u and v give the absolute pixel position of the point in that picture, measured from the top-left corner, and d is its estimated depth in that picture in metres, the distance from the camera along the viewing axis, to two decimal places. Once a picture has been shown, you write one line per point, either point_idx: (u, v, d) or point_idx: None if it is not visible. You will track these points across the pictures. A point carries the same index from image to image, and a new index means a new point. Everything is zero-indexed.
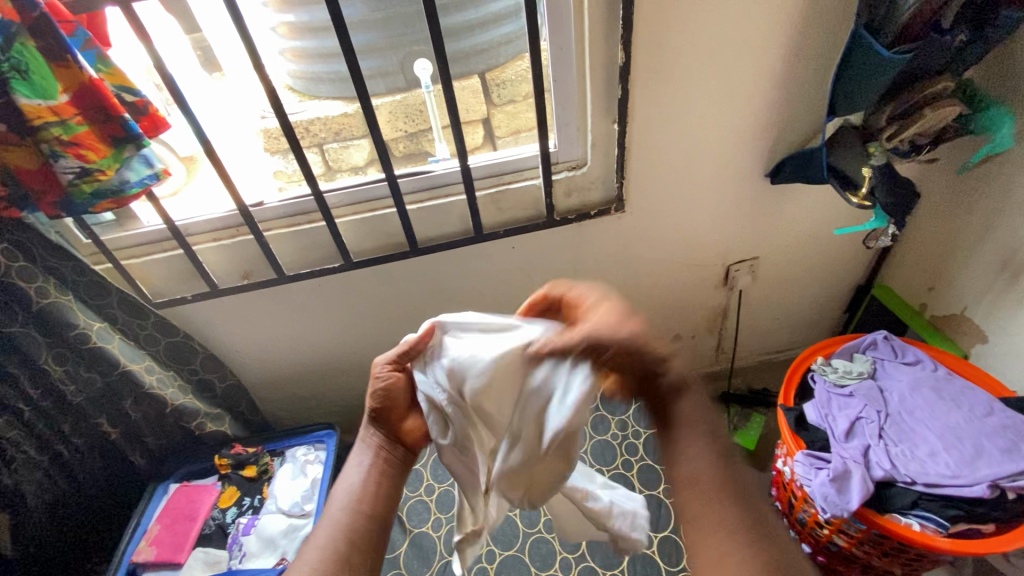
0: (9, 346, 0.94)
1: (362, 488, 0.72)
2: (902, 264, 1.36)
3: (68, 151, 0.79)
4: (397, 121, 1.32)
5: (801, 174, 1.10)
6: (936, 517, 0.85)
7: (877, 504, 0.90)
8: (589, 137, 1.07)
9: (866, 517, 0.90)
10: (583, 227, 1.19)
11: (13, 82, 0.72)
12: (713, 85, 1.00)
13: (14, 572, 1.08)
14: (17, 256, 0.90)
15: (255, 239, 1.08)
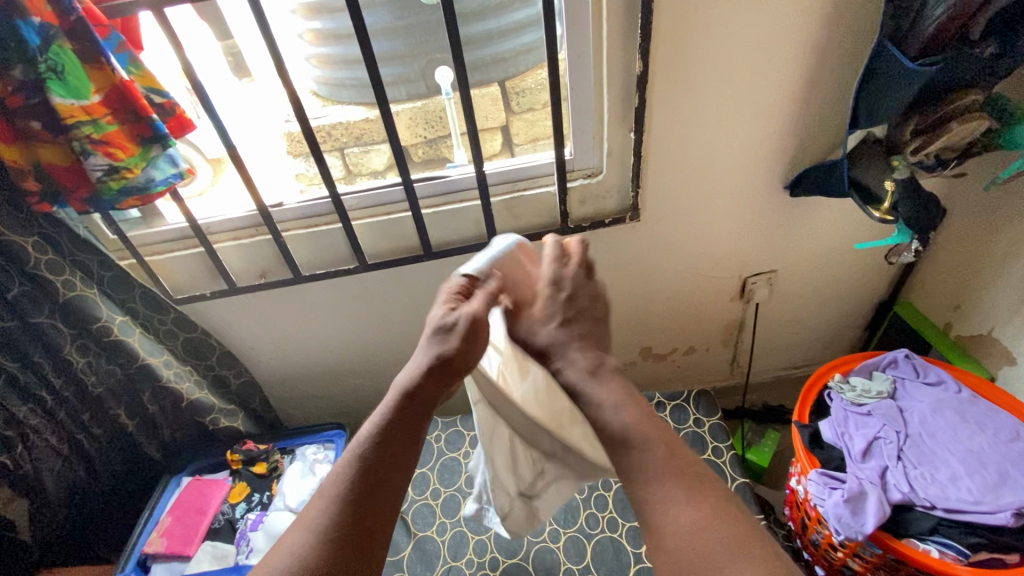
0: (35, 335, 0.97)
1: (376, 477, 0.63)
2: (927, 281, 1.32)
3: (97, 148, 0.81)
4: (416, 127, 1.35)
5: (821, 187, 1.08)
6: (956, 544, 0.83)
7: (893, 528, 0.87)
8: (605, 146, 1.07)
9: (882, 541, 0.86)
10: (597, 236, 1.19)
11: (48, 82, 0.75)
12: (732, 95, 0.99)
13: (32, 555, 1.11)
14: (47, 249, 0.94)
15: (273, 239, 1.11)
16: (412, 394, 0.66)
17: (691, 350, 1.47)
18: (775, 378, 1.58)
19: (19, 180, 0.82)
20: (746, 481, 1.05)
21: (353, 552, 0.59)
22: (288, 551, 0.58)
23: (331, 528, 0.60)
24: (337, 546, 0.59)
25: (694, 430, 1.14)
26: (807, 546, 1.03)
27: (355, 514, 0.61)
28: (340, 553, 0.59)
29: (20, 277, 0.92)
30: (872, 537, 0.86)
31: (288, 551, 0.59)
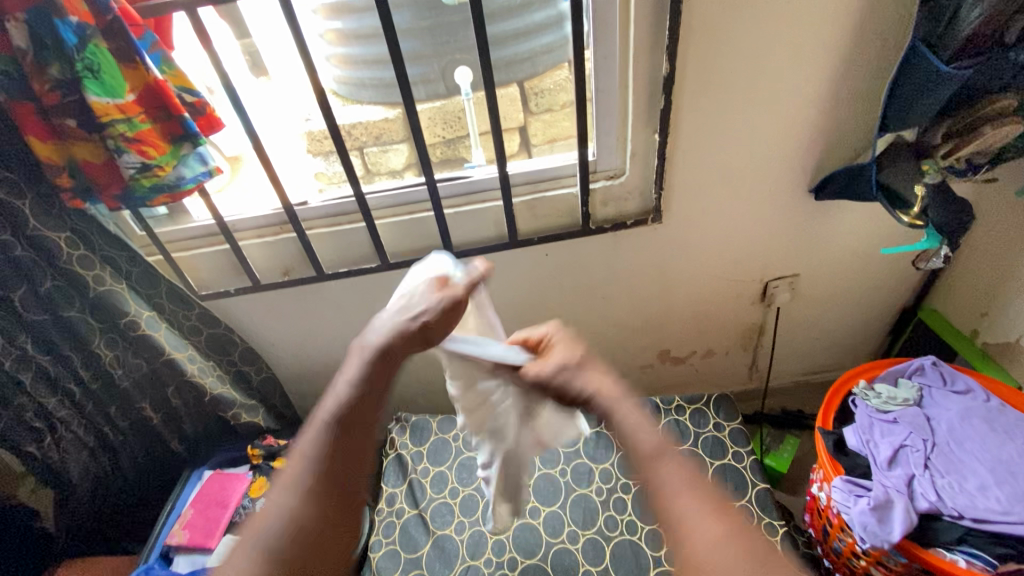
0: (66, 329, 0.99)
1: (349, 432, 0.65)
2: (953, 288, 1.30)
3: (131, 146, 0.83)
4: (436, 127, 1.35)
5: (849, 190, 1.07)
6: (985, 555, 0.82)
7: (920, 538, 0.85)
8: (628, 147, 1.07)
9: (909, 550, 0.85)
10: (618, 237, 1.19)
11: (85, 81, 0.76)
12: (759, 97, 0.99)
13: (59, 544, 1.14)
14: (79, 244, 0.95)
15: (297, 238, 1.12)
16: (388, 353, 0.68)
17: (709, 353, 1.46)
18: (794, 383, 1.57)
19: (54, 176, 0.85)
20: (766, 488, 1.04)
21: (341, 502, 0.63)
22: (279, 504, 0.60)
23: (320, 481, 0.63)
24: (320, 500, 0.62)
25: (713, 434, 1.13)
26: (828, 553, 1.02)
27: (340, 466, 0.64)
28: (331, 504, 0.62)
29: (52, 271, 0.94)
30: (898, 547, 0.85)
31: (274, 513, 0.61)
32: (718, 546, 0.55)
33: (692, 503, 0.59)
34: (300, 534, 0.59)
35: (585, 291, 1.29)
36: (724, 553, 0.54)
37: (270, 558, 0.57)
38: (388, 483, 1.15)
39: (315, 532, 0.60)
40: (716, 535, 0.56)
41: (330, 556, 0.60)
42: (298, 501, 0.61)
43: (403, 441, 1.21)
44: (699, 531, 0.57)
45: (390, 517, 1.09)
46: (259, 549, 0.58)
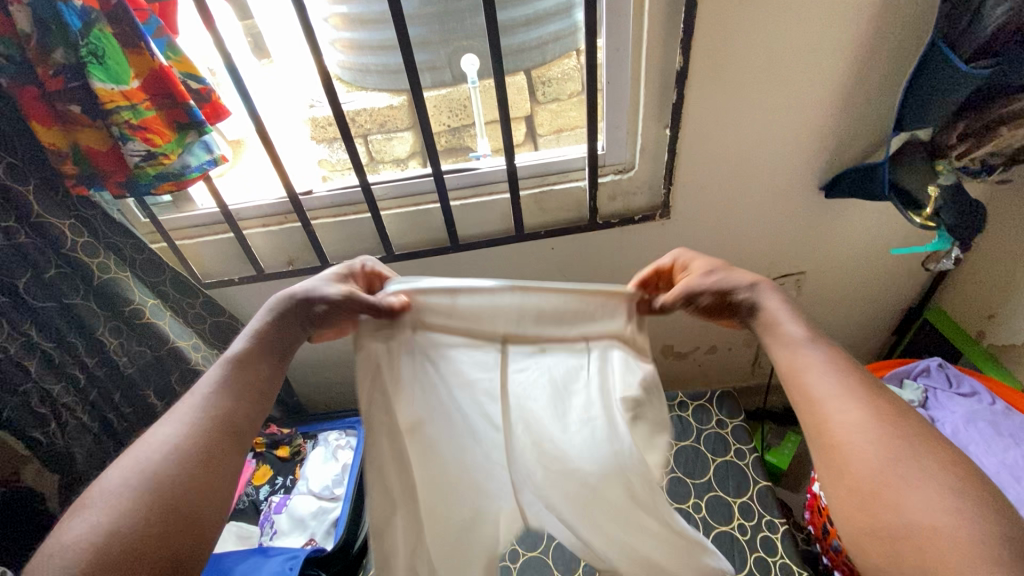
0: (70, 316, 0.99)
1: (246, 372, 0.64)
2: (961, 288, 1.29)
3: (136, 134, 0.81)
4: (441, 114, 1.34)
5: (859, 188, 1.05)
6: None
7: None
8: (638, 141, 1.05)
9: None
10: (626, 232, 1.18)
11: (90, 67, 0.75)
12: (773, 92, 0.97)
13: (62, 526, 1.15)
14: (83, 231, 0.95)
15: (302, 227, 1.11)
16: (297, 317, 0.71)
17: (712, 349, 1.46)
18: None
19: (59, 164, 0.83)
20: (768, 484, 1.04)
21: (234, 436, 0.60)
22: (162, 435, 0.57)
23: (210, 416, 0.59)
24: (212, 427, 0.59)
25: (716, 430, 1.13)
26: (827, 551, 1.04)
27: (237, 404, 0.62)
28: (222, 439, 0.58)
29: (56, 258, 0.93)
30: None
31: (159, 439, 0.57)
32: (877, 450, 0.53)
33: (844, 411, 0.57)
34: (191, 457, 0.56)
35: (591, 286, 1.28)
36: (884, 464, 0.52)
37: (146, 484, 0.53)
38: None
39: (203, 464, 0.56)
40: (871, 442, 0.54)
41: (217, 489, 0.56)
42: (188, 433, 0.57)
43: None
44: (853, 438, 0.55)
45: None
46: (142, 467, 0.54)
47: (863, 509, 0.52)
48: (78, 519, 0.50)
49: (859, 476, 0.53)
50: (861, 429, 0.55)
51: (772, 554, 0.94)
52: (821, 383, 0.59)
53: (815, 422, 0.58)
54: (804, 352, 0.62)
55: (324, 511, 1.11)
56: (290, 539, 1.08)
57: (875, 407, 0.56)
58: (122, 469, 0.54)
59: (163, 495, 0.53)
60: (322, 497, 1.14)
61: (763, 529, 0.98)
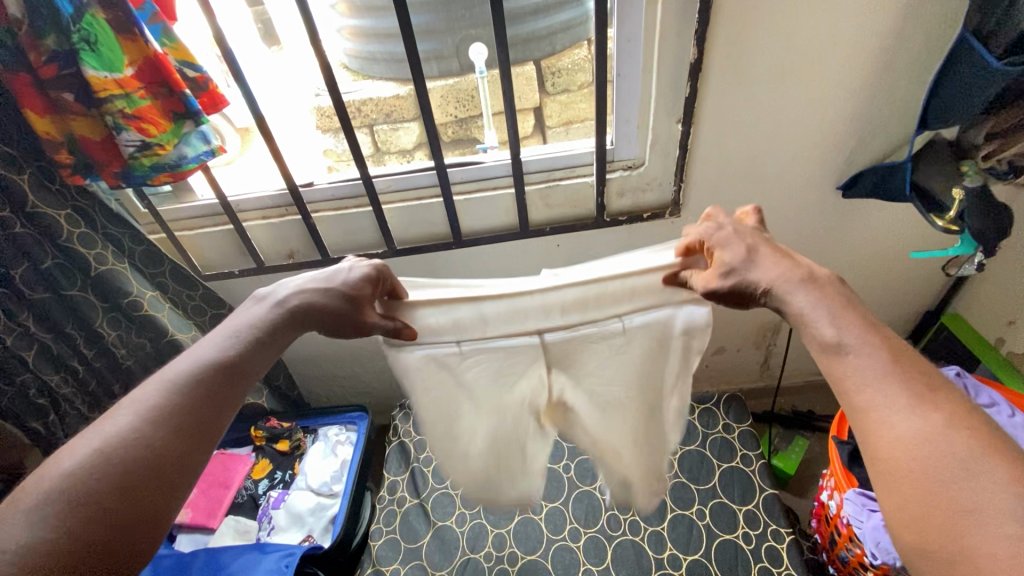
0: (68, 307, 0.98)
1: (224, 366, 0.62)
2: (980, 294, 1.25)
3: (131, 124, 0.79)
4: (448, 105, 1.31)
5: (876, 191, 1.02)
6: None
7: None
8: (649, 137, 1.02)
9: None
10: (634, 230, 1.15)
11: (82, 54, 0.73)
12: (792, 87, 0.93)
13: None
14: (80, 222, 0.93)
15: (302, 220, 1.09)
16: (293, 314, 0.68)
17: (720, 350, 1.43)
18: (806, 383, 1.54)
19: (53, 152, 0.82)
20: (774, 492, 1.02)
21: (193, 436, 0.57)
22: (113, 430, 0.53)
23: (176, 412, 0.57)
24: (175, 423, 0.56)
25: (722, 435, 1.11)
26: (834, 561, 1.01)
27: (201, 407, 0.59)
28: (176, 445, 0.55)
29: (52, 249, 0.92)
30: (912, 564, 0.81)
31: (116, 426, 0.54)
32: (930, 463, 0.49)
33: (890, 425, 0.52)
34: (146, 455, 0.53)
35: None
36: (941, 477, 0.49)
37: (84, 489, 0.50)
38: (390, 472, 1.15)
39: (151, 471, 0.53)
40: (923, 455, 0.50)
41: (162, 501, 0.53)
42: (142, 432, 0.54)
43: (406, 429, 1.22)
44: (903, 453, 0.51)
45: (392, 505, 1.09)
46: (88, 456, 0.51)
47: (920, 528, 0.49)
48: (10, 516, 0.47)
49: (915, 492, 0.50)
50: (912, 443, 0.51)
51: (777, 565, 0.92)
52: (864, 396, 0.55)
53: (863, 436, 0.55)
54: (840, 364, 0.57)
55: (322, 507, 1.10)
56: (288, 535, 1.08)
57: (926, 414, 0.51)
58: (64, 464, 0.51)
59: (102, 504, 0.50)
60: (320, 493, 1.13)
61: (768, 539, 0.95)
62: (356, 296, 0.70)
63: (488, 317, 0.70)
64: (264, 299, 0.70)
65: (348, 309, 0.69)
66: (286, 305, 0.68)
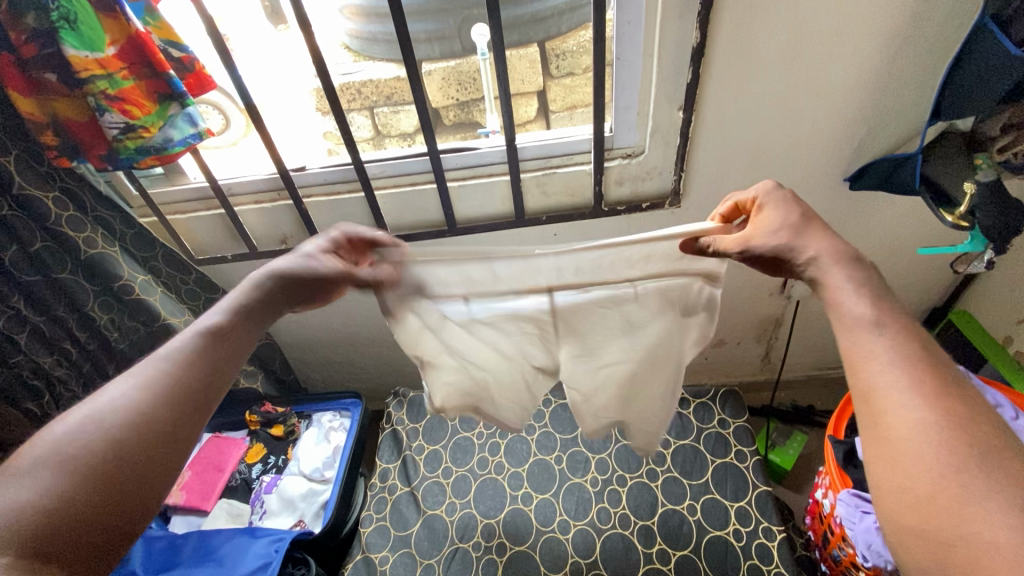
0: (59, 291, 0.97)
1: (213, 340, 0.65)
2: (990, 290, 1.21)
3: (113, 105, 0.78)
4: (449, 87, 1.26)
5: (885, 183, 0.99)
6: None
7: None
8: (649, 124, 0.98)
9: None
10: (633, 220, 1.12)
11: (62, 32, 0.71)
12: (799, 73, 0.89)
13: None
14: (68, 205, 0.92)
15: (294, 205, 1.07)
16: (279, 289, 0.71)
17: (720, 342, 1.41)
18: (807, 377, 1.51)
19: (38, 133, 0.80)
20: (768, 490, 1.00)
21: (185, 405, 0.60)
22: (108, 401, 0.57)
23: (167, 384, 0.60)
24: (167, 394, 0.59)
25: (717, 431, 1.09)
26: (827, 560, 1.00)
27: (189, 381, 0.61)
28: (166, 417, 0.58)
29: (41, 232, 0.91)
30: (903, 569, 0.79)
31: (110, 397, 0.58)
32: (943, 446, 0.49)
33: (899, 404, 0.53)
34: (138, 423, 0.57)
35: None
36: (937, 466, 0.49)
37: (78, 457, 0.53)
38: (382, 459, 1.15)
39: (141, 442, 0.56)
40: (926, 440, 0.50)
41: (153, 472, 0.56)
42: (135, 404, 0.58)
43: (399, 416, 1.22)
44: (909, 435, 0.51)
45: (382, 493, 1.09)
46: (82, 426, 0.55)
47: (919, 515, 0.48)
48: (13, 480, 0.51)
49: (911, 472, 0.50)
50: (918, 425, 0.51)
51: (767, 564, 0.91)
52: (881, 370, 0.55)
53: (870, 411, 0.55)
54: (869, 338, 0.57)
55: (313, 493, 1.10)
56: (279, 520, 1.08)
57: (942, 404, 0.51)
58: (61, 432, 0.55)
59: (97, 471, 0.53)
60: (312, 479, 1.13)
61: (759, 536, 0.94)
62: (336, 270, 0.73)
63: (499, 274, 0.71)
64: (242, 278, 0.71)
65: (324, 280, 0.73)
66: (267, 278, 0.71)
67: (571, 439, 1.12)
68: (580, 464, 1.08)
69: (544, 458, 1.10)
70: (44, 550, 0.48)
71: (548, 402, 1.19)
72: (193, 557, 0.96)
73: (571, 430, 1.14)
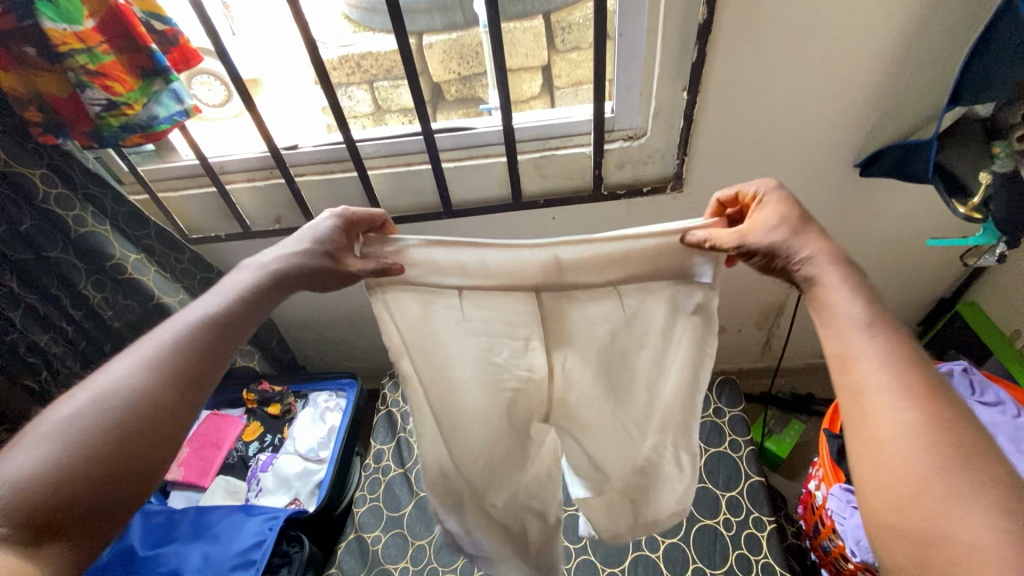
0: (52, 270, 0.97)
1: (213, 323, 0.60)
2: (1000, 282, 1.18)
3: (95, 81, 0.75)
4: (450, 61, 1.21)
5: (897, 171, 0.94)
6: None
7: None
8: (652, 105, 0.94)
9: None
10: (633, 204, 1.09)
11: (38, 4, 0.68)
12: (811, 53, 0.84)
13: None
14: (56, 182, 0.91)
15: (286, 184, 1.05)
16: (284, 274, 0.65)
17: (721, 329, 1.39)
18: (808, 365, 1.50)
19: (22, 109, 0.79)
20: (761, 480, 1.00)
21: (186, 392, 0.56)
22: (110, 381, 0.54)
23: (166, 370, 0.56)
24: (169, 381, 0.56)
25: (712, 420, 1.08)
26: (817, 550, 1.00)
27: (195, 359, 0.58)
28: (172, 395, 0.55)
29: (28, 210, 0.90)
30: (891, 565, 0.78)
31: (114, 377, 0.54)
32: (920, 437, 0.47)
33: (885, 405, 0.51)
34: (139, 412, 0.53)
35: None
36: (923, 469, 0.46)
37: (81, 442, 0.50)
38: (377, 440, 1.15)
39: (139, 431, 0.52)
40: (912, 443, 0.48)
41: (150, 463, 0.53)
42: (143, 382, 0.55)
43: (394, 398, 1.22)
44: (897, 437, 0.49)
45: (376, 474, 1.10)
46: (83, 409, 0.52)
47: (898, 511, 0.47)
48: (18, 452, 0.49)
49: (898, 477, 0.47)
50: (907, 428, 0.49)
51: (756, 554, 0.91)
52: (867, 370, 0.53)
53: (858, 414, 0.53)
54: (858, 336, 0.55)
55: (309, 472, 1.12)
56: (275, 498, 1.10)
57: (924, 400, 0.50)
58: (63, 413, 0.52)
59: (101, 449, 0.50)
60: (308, 458, 1.14)
61: (749, 527, 0.94)
62: (337, 254, 0.66)
63: (490, 266, 0.64)
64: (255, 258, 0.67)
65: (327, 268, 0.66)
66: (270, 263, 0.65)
67: None
68: None
69: None
70: (56, 524, 0.47)
71: None
72: (189, 533, 0.98)
73: None
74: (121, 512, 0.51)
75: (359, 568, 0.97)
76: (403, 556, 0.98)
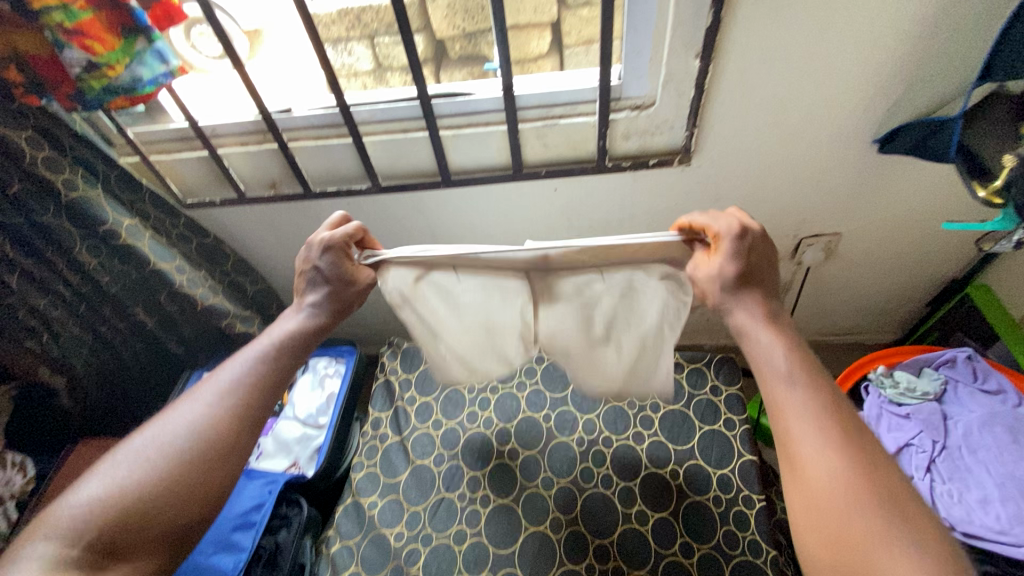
0: (43, 233, 0.96)
1: (251, 377, 0.68)
2: (1016, 266, 1.14)
3: (73, 40, 0.72)
4: (454, 16, 1.14)
5: (918, 147, 0.89)
6: None
7: None
8: (663, 72, 0.89)
9: None
10: (638, 177, 1.05)
11: None
12: (834, 20, 0.78)
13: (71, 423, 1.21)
14: (43, 144, 0.89)
15: (279, 149, 1.02)
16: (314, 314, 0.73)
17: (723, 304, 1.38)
18: (810, 341, 1.48)
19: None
20: (753, 459, 1.00)
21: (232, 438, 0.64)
22: (174, 426, 0.63)
23: (213, 417, 0.64)
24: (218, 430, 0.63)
25: (708, 397, 1.08)
26: None
27: (250, 398, 0.67)
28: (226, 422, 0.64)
29: (16, 173, 0.89)
30: None
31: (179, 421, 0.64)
32: (846, 494, 0.52)
33: (813, 447, 0.55)
34: (195, 454, 0.61)
35: (598, 231, 1.19)
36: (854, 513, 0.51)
37: (144, 476, 0.59)
38: (375, 408, 1.17)
39: (191, 470, 0.61)
40: (843, 488, 0.52)
41: (194, 498, 0.60)
42: (197, 430, 0.63)
43: (393, 366, 1.23)
44: (826, 481, 0.53)
45: (373, 441, 1.12)
46: (148, 450, 0.61)
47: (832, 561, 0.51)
48: (91, 481, 0.59)
49: (838, 524, 0.51)
50: (840, 471, 0.53)
51: (744, 531, 0.93)
52: (795, 412, 0.57)
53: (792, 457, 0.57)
54: (784, 390, 0.59)
55: (307, 438, 1.14)
56: (274, 461, 1.12)
57: (852, 450, 0.54)
58: (133, 445, 0.62)
59: (157, 481, 0.59)
60: (307, 424, 1.16)
61: (738, 504, 0.96)
62: (352, 277, 0.72)
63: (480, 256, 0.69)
64: (300, 304, 0.74)
65: (356, 294, 0.73)
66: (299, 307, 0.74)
67: (562, 398, 1.13)
68: (569, 423, 1.09)
69: (533, 416, 1.11)
70: (109, 548, 0.55)
71: (541, 360, 1.18)
72: None
73: (562, 389, 1.14)
74: (175, 544, 0.59)
75: (356, 531, 1.00)
76: (398, 521, 1.00)
